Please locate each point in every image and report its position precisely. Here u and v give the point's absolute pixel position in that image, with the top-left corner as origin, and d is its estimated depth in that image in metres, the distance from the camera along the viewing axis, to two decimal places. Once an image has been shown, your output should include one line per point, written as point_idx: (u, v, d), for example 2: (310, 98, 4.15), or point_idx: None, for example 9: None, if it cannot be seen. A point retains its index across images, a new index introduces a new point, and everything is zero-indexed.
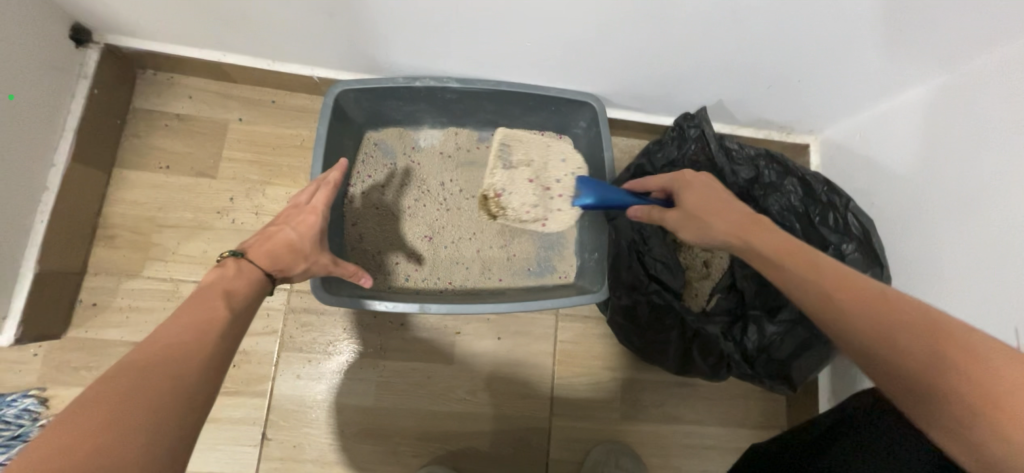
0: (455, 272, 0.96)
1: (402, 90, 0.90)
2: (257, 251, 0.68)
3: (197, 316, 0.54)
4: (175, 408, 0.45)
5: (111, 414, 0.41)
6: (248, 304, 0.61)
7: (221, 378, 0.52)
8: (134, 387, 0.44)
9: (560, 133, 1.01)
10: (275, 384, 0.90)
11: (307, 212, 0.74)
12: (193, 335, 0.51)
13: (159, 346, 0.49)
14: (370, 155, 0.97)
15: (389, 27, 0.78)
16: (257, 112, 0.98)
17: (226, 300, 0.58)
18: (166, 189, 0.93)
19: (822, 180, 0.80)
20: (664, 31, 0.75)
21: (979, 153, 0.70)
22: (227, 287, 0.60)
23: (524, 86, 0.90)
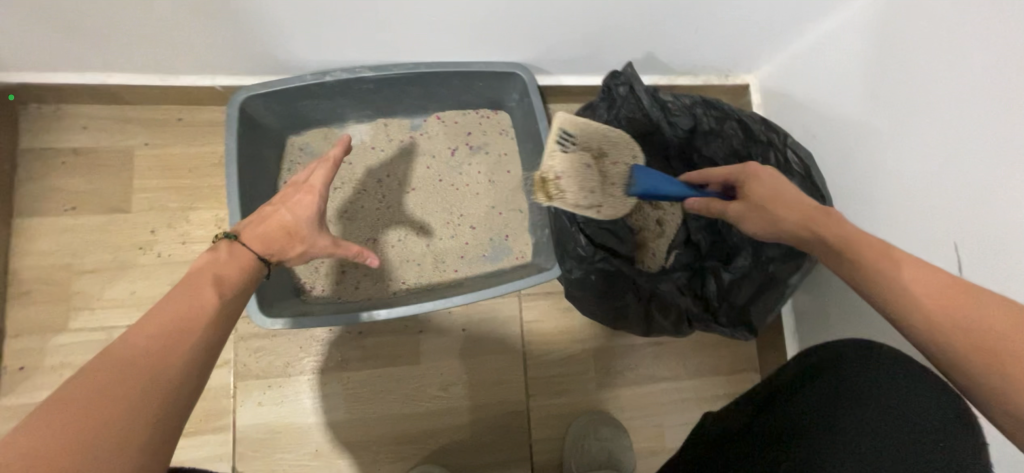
0: (407, 270, 0.92)
1: (315, 88, 0.83)
2: (252, 233, 0.62)
3: (185, 302, 0.49)
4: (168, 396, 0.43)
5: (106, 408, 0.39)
6: (241, 290, 0.56)
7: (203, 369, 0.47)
8: (110, 386, 0.40)
9: (496, 108, 0.97)
10: (236, 416, 0.86)
11: (305, 191, 0.68)
12: (178, 324, 0.47)
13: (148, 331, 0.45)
14: (296, 161, 0.91)
15: (279, 21, 0.71)
16: (163, 133, 0.90)
17: (215, 287, 0.52)
18: (78, 232, 0.86)
19: (759, 119, 0.78)
20: None
21: (908, 72, 0.68)
22: (219, 274, 0.55)
23: (444, 65, 0.85)
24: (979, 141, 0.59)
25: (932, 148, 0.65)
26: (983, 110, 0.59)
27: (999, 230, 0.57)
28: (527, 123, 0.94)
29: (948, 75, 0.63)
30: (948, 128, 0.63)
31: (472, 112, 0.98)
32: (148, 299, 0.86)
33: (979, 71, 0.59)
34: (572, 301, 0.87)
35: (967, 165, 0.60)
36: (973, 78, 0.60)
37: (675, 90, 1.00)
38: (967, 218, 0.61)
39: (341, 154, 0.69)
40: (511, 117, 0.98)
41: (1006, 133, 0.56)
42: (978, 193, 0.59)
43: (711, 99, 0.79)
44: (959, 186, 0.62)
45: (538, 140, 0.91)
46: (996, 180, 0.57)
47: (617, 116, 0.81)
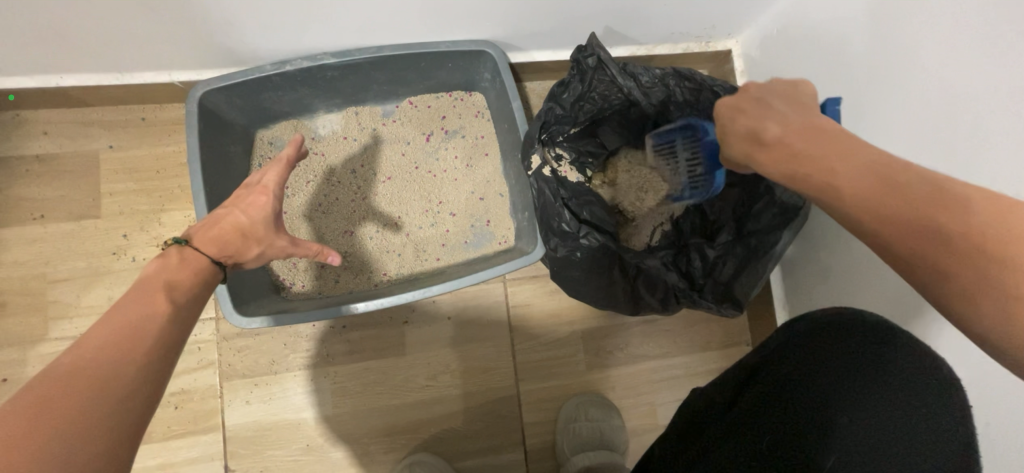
0: (387, 261, 0.90)
1: (275, 79, 0.80)
2: (203, 237, 0.59)
3: (133, 310, 0.48)
4: (117, 404, 0.41)
5: (49, 414, 0.38)
6: (198, 296, 0.54)
7: (162, 374, 0.46)
8: (48, 395, 0.39)
9: (469, 90, 0.94)
10: (225, 416, 0.85)
11: (258, 191, 0.66)
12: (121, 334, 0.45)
13: (97, 343, 0.44)
14: (266, 156, 0.88)
15: (225, 9, 0.67)
16: (128, 135, 0.87)
17: (169, 293, 0.51)
18: (48, 241, 0.84)
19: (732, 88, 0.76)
20: None
21: (886, 29, 0.65)
22: (169, 279, 0.53)
23: (408, 47, 0.81)
24: (962, 97, 0.56)
25: (915, 108, 0.62)
26: (958, 68, 0.56)
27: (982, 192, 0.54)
28: (500, 103, 0.91)
29: (927, 28, 0.59)
30: (931, 85, 0.60)
31: (445, 95, 0.94)
32: None
33: (957, 24, 0.56)
34: (557, 283, 0.84)
35: (950, 123, 0.58)
36: (952, 31, 0.56)
37: (654, 60, 0.96)
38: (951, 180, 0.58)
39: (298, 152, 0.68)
40: (485, 99, 0.94)
41: (990, 86, 0.53)
42: (960, 154, 0.57)
43: (691, 72, 0.77)
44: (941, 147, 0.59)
45: (512, 120, 0.88)
46: (977, 138, 0.55)
47: (589, 89, 0.78)
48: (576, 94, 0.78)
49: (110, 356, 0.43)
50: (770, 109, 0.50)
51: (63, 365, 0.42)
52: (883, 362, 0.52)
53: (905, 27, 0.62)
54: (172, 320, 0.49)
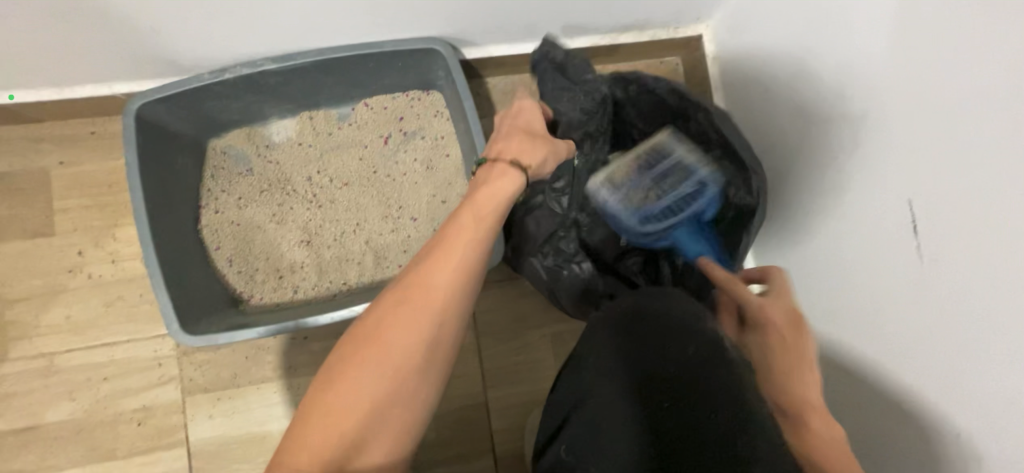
0: (348, 270, 0.87)
1: (216, 88, 0.78)
2: (505, 149, 0.58)
3: (438, 269, 0.47)
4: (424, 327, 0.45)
5: (399, 332, 0.45)
6: (470, 234, 0.49)
7: (438, 300, 0.46)
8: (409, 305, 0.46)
9: (426, 88, 0.90)
10: (188, 430, 0.85)
11: (527, 130, 0.61)
12: (447, 253, 0.48)
13: (427, 301, 0.46)
14: (220, 166, 0.87)
15: (142, 5, 0.64)
16: (77, 149, 0.86)
17: (466, 243, 0.49)
18: (5, 259, 0.84)
19: (674, 91, 0.77)
20: None
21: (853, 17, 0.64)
22: (485, 206, 0.52)
23: (352, 48, 0.78)
24: (950, 102, 0.53)
25: (914, 160, 0.57)
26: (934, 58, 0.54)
27: (959, 289, 0.53)
28: (457, 102, 0.87)
29: (962, 71, 0.51)
30: (918, 92, 0.56)
31: (401, 95, 0.91)
32: (85, 322, 0.84)
33: (991, 77, 0.48)
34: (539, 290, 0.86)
35: (925, 121, 0.55)
36: (984, 84, 0.49)
37: (620, 49, 0.92)
38: (936, 268, 0.55)
39: (558, 129, 0.63)
40: (444, 97, 0.90)
41: (998, 198, 0.48)
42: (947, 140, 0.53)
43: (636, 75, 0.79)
44: (932, 206, 0.55)
45: (465, 118, 0.84)
46: (971, 193, 0.51)
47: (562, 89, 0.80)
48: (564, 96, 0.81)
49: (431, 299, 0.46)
50: (793, 342, 0.56)
51: (458, 290, 0.47)
52: (683, 334, 0.56)
53: (935, 61, 0.54)
54: (448, 272, 0.47)
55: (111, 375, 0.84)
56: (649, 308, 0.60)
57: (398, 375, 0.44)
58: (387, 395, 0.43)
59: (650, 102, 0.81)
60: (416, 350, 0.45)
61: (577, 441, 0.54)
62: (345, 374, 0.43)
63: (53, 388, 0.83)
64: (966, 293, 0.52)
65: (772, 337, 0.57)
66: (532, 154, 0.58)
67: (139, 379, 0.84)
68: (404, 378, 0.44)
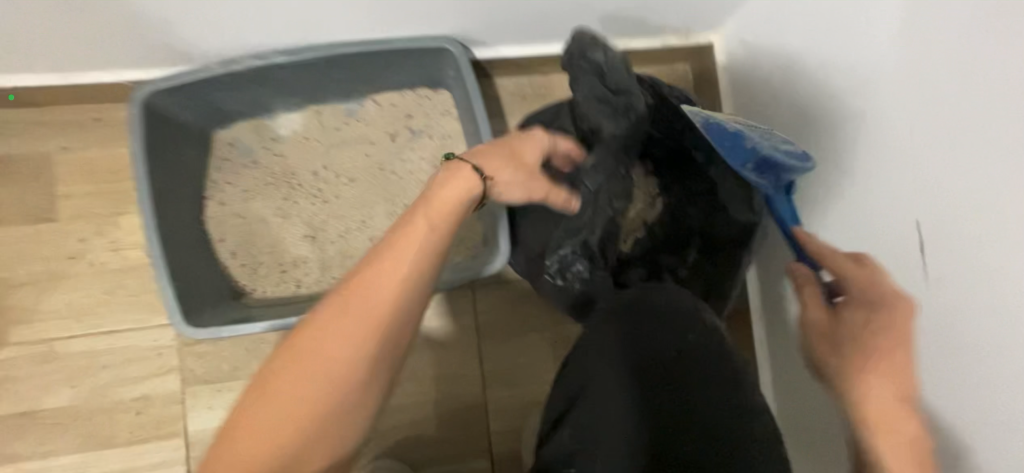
0: (351, 266, 0.87)
1: (225, 78, 0.77)
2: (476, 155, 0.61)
3: (371, 280, 0.50)
4: (354, 335, 0.48)
5: (329, 340, 0.48)
6: (420, 242, 0.53)
7: (371, 307, 0.50)
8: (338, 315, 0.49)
9: (435, 86, 0.89)
10: (187, 422, 0.85)
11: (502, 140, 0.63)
12: (381, 264, 0.51)
13: (357, 310, 0.49)
14: (226, 158, 0.86)
15: None
16: (82, 136, 0.85)
17: (413, 249, 0.52)
18: (6, 244, 0.83)
19: (686, 100, 0.79)
20: None
21: (863, 35, 0.63)
22: (439, 210, 0.55)
23: (363, 43, 0.77)
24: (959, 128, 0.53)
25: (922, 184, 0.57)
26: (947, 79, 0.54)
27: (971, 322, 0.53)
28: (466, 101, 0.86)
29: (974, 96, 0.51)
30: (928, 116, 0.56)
31: (410, 92, 0.90)
32: (86, 310, 0.84)
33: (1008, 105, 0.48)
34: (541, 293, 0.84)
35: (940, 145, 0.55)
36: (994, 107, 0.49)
37: (632, 55, 0.92)
38: (943, 295, 0.55)
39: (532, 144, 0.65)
40: (453, 95, 0.89)
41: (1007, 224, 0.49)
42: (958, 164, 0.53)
43: (654, 81, 0.80)
44: (939, 231, 0.55)
45: (474, 118, 0.84)
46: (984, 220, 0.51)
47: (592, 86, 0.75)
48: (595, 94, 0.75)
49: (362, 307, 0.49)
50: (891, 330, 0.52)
51: (394, 295, 0.50)
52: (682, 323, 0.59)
53: (945, 93, 0.54)
54: (384, 280, 0.50)
55: (111, 363, 0.84)
56: (658, 298, 0.61)
57: (312, 417, 0.47)
58: (318, 399, 0.47)
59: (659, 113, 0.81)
60: (348, 357, 0.48)
61: (581, 428, 0.55)
62: (276, 383, 0.47)
63: (52, 375, 0.83)
64: (964, 304, 0.53)
65: (876, 322, 0.53)
66: (497, 166, 0.61)
67: (140, 368, 0.84)
68: (317, 420, 0.47)
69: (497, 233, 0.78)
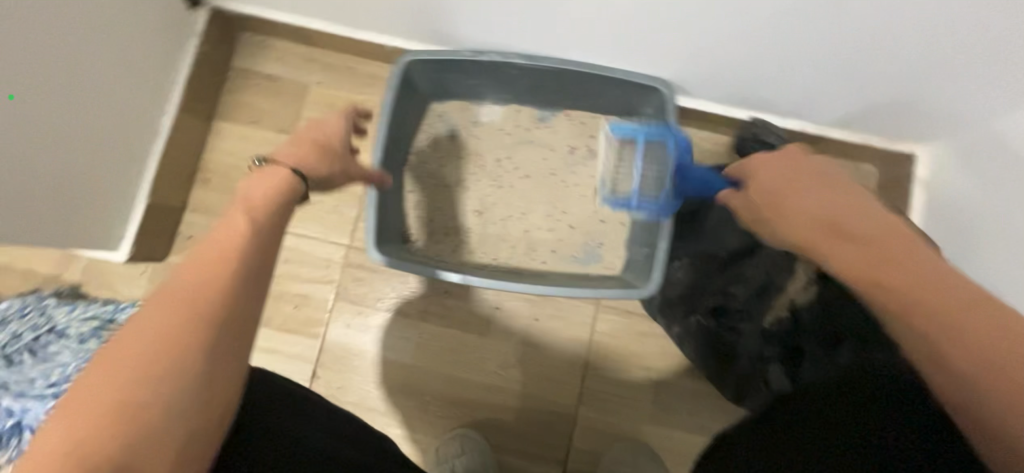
0: (501, 248, 0.98)
1: (468, 63, 0.89)
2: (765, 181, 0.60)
3: (219, 256, 0.46)
4: (188, 307, 0.42)
5: (188, 309, 0.41)
6: (272, 224, 0.52)
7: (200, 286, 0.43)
8: (208, 276, 0.44)
9: (626, 118, 0.97)
10: (327, 329, 0.98)
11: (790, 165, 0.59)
12: (219, 244, 0.47)
13: (191, 278, 0.43)
14: (434, 126, 1.00)
15: None
16: (335, 76, 1.04)
17: (248, 213, 0.51)
18: (254, 141, 1.02)
19: None
20: (741, 20, 0.69)
21: None
22: (248, 195, 0.54)
23: (590, 67, 0.85)
24: None
25: None
26: None
27: None
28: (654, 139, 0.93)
29: None
30: None
31: (601, 117, 0.99)
32: None
33: None
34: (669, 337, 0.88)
35: None
36: None
37: (826, 141, 0.93)
38: None
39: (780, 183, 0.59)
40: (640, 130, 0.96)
41: None
42: None
43: None
44: None
45: None
46: None
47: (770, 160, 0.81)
48: None
49: (201, 279, 0.43)
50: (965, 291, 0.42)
51: (209, 279, 0.44)
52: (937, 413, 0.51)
53: None
54: (232, 265, 0.45)
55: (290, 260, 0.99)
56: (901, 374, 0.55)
57: (175, 373, 0.39)
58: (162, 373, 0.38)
59: None
60: (159, 330, 0.40)
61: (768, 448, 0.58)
62: (132, 343, 0.39)
63: None
64: None
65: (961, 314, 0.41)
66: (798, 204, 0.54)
67: (310, 272, 0.99)
68: (207, 358, 0.41)
69: (652, 265, 0.83)
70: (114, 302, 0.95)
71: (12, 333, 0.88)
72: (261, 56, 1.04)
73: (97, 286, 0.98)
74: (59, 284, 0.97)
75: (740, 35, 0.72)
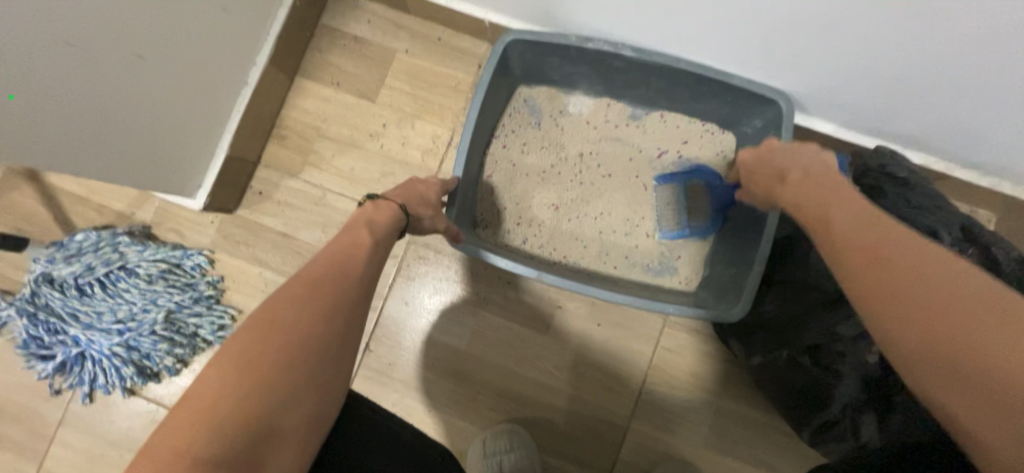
0: (573, 247, 0.93)
1: (570, 49, 0.85)
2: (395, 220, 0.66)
3: (353, 249, 0.57)
4: (330, 278, 0.52)
5: (329, 280, 0.52)
6: (387, 234, 0.63)
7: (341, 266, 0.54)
8: (340, 263, 0.54)
9: (725, 127, 0.91)
10: (385, 304, 0.96)
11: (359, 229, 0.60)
12: (353, 241, 0.58)
13: (334, 259, 0.55)
14: (519, 110, 0.96)
15: None
16: (423, 46, 1.00)
17: (370, 229, 0.61)
18: (334, 103, 1.00)
19: (1016, 259, 0.69)
20: (895, 43, 0.63)
21: None
22: (370, 218, 0.63)
23: (704, 69, 0.80)
24: None
25: None
26: None
27: None
28: None
29: None
30: None
31: (698, 122, 0.93)
32: (360, 178, 0.99)
33: None
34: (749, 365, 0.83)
35: None
36: None
37: (944, 180, 0.86)
38: None
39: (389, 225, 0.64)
40: (740, 142, 0.90)
41: None
42: None
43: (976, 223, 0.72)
44: None
45: None
46: None
47: (901, 195, 0.76)
48: (901, 202, 0.75)
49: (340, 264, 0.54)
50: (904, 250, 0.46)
51: (345, 266, 0.54)
52: None
53: None
54: (365, 256, 0.57)
55: None
56: None
57: (312, 320, 0.48)
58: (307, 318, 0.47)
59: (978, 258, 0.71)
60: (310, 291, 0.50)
61: None
62: (284, 299, 0.49)
63: (313, 215, 0.98)
64: None
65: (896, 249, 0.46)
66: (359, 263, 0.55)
67: None
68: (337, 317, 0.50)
69: (743, 289, 0.77)
70: (183, 247, 0.96)
71: (87, 265, 0.90)
72: (351, 17, 1.01)
73: (166, 229, 0.98)
74: (131, 222, 0.97)
75: (886, 58, 0.66)
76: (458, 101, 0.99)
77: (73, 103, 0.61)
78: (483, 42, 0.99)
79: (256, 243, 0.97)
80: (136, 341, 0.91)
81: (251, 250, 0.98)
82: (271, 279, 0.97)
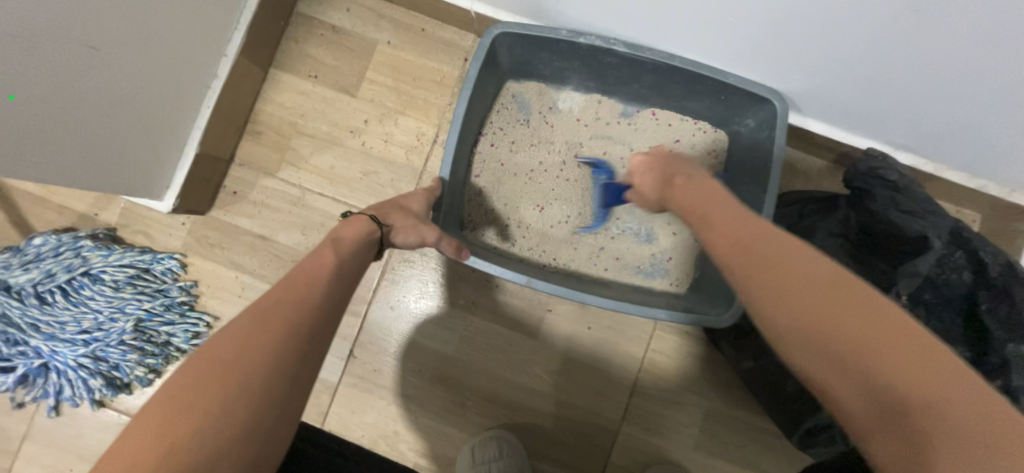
0: (562, 250, 0.91)
1: (561, 44, 0.81)
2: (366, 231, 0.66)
3: (311, 270, 0.54)
4: (284, 306, 0.49)
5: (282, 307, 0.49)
6: (353, 252, 0.60)
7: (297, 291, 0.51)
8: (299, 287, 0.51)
9: (718, 126, 0.89)
10: (369, 309, 0.93)
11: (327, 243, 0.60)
12: (313, 261, 0.55)
13: (291, 283, 0.52)
14: (507, 107, 0.92)
15: None
16: (406, 37, 0.95)
17: (333, 248, 0.58)
18: (312, 97, 0.95)
19: (1004, 262, 0.68)
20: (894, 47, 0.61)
21: None
22: (337, 234, 0.62)
23: (698, 67, 0.77)
24: None
25: None
26: None
27: None
28: (750, 154, 0.85)
29: None
30: None
31: (691, 121, 0.90)
32: (341, 177, 0.94)
33: None
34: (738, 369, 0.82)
35: None
36: None
37: (934, 181, 0.85)
38: None
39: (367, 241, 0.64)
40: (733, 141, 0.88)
41: None
42: None
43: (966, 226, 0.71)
44: None
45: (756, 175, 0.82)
46: None
47: (893, 199, 0.73)
48: (893, 206, 0.73)
49: (298, 289, 0.51)
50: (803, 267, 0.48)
51: (301, 289, 0.52)
52: None
53: None
54: (327, 280, 0.54)
55: None
56: None
57: (260, 357, 0.45)
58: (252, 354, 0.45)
59: (964, 263, 0.71)
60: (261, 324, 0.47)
61: None
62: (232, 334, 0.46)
63: (291, 217, 0.93)
64: None
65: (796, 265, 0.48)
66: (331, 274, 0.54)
67: None
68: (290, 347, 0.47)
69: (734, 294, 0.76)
70: (152, 251, 0.91)
71: (46, 271, 0.84)
72: (329, 6, 0.95)
73: (133, 231, 0.92)
74: (95, 224, 0.91)
75: (884, 62, 0.64)
76: (443, 96, 0.95)
77: (28, 109, 0.56)
78: (470, 33, 0.95)
79: (231, 246, 0.92)
80: (103, 351, 0.86)
81: (225, 254, 0.93)
82: (249, 284, 0.92)
